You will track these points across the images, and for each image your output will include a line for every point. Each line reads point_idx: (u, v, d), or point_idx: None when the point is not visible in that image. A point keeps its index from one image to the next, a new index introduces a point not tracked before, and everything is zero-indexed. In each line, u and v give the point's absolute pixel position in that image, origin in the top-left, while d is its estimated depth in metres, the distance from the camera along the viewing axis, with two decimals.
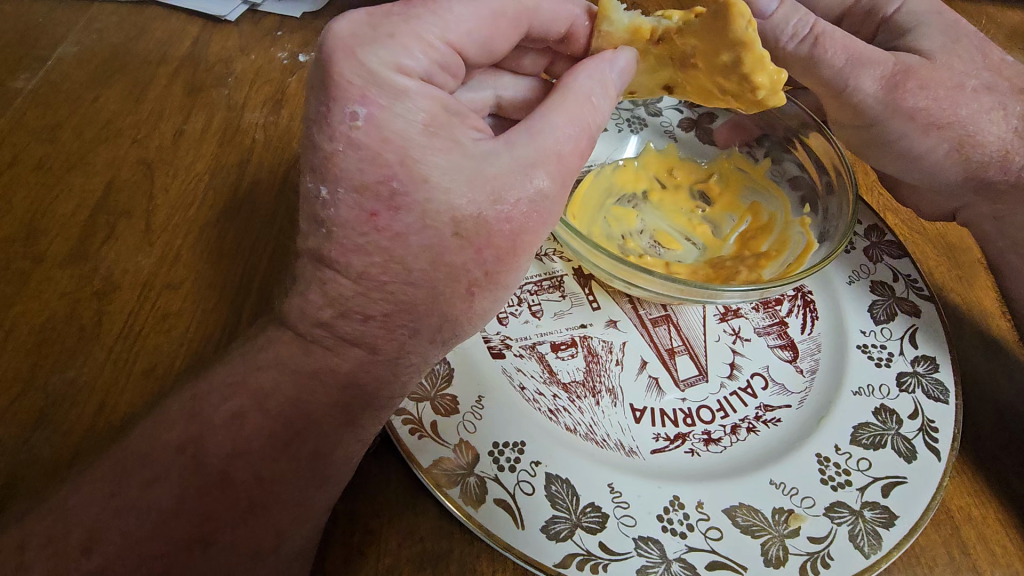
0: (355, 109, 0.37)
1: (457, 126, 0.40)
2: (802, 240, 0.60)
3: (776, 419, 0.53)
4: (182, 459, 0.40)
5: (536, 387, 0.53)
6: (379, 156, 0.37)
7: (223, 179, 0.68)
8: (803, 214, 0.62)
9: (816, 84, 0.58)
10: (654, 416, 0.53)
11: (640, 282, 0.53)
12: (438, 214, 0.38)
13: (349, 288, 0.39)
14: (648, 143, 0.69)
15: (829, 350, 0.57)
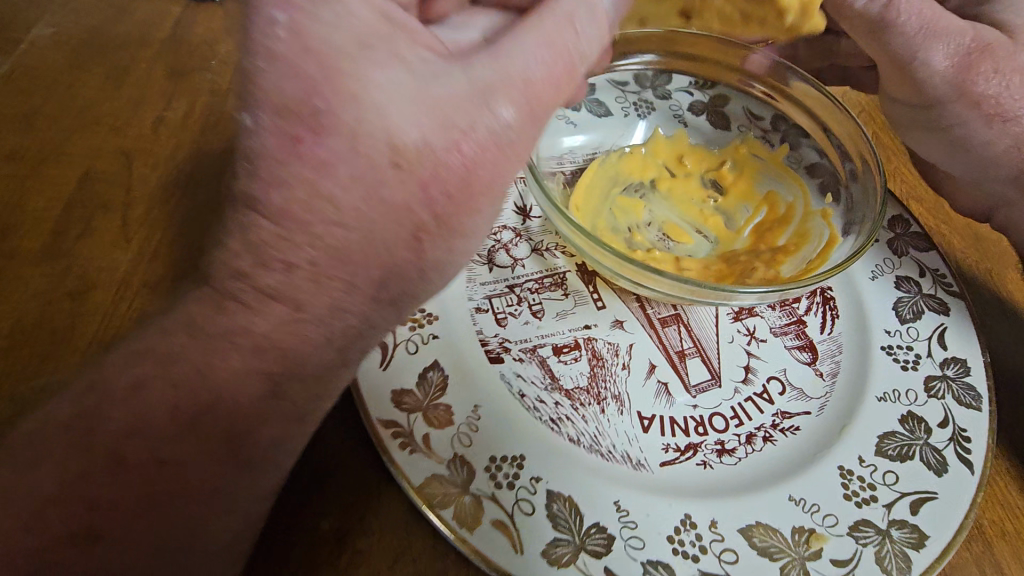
0: (279, 22, 0.32)
1: (402, 41, 0.35)
2: (824, 234, 0.55)
3: (794, 427, 0.50)
4: (74, 438, 0.35)
5: (537, 394, 0.49)
6: (302, 70, 0.32)
7: (192, 157, 0.64)
8: (825, 205, 0.58)
9: (879, 53, 0.55)
10: (663, 425, 0.49)
11: (646, 284, 0.48)
12: (372, 138, 0.33)
13: (269, 232, 0.33)
14: (657, 128, 0.64)
15: (851, 352, 0.53)
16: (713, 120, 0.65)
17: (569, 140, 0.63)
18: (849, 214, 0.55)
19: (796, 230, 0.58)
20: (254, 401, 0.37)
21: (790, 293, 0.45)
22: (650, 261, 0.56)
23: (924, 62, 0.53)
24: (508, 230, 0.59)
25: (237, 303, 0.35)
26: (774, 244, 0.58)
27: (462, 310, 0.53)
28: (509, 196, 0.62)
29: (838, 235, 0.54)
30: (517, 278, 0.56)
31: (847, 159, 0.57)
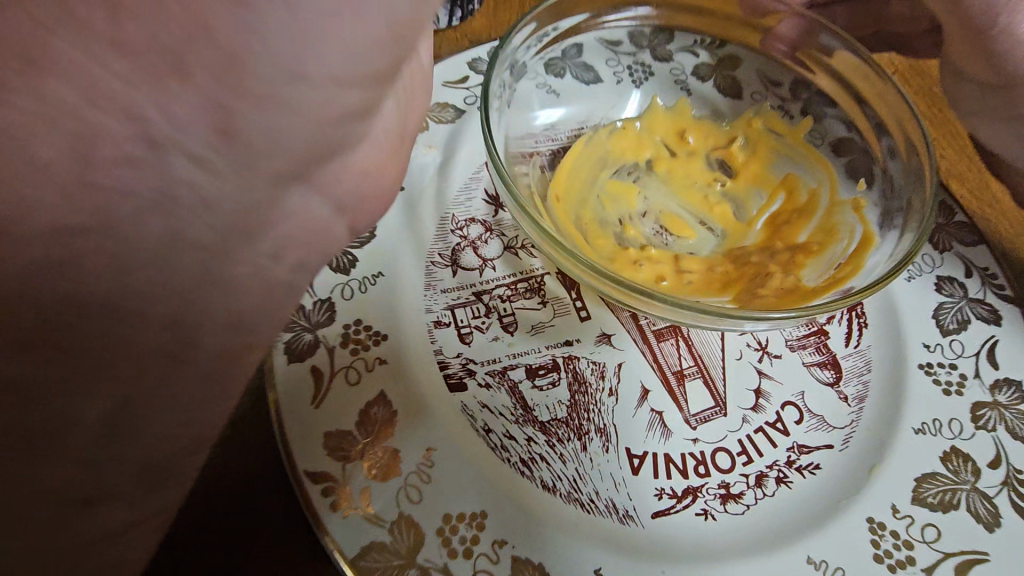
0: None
1: None
2: (855, 230, 0.45)
3: (813, 465, 0.42)
4: None
5: (505, 429, 0.41)
6: None
7: None
8: (856, 192, 0.48)
9: None
10: (657, 464, 0.41)
11: (634, 303, 0.39)
12: None
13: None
14: (654, 98, 0.55)
15: (882, 371, 0.45)
16: (721, 85, 0.55)
17: (550, 114, 0.53)
18: (887, 206, 0.45)
19: (821, 224, 0.48)
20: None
21: (813, 318, 0.36)
22: (642, 263, 0.47)
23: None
24: (476, 223, 0.50)
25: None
26: (793, 241, 0.48)
27: (416, 325, 0.44)
28: (478, 182, 0.52)
29: (874, 233, 0.44)
30: (485, 283, 0.47)
31: (884, 134, 0.47)
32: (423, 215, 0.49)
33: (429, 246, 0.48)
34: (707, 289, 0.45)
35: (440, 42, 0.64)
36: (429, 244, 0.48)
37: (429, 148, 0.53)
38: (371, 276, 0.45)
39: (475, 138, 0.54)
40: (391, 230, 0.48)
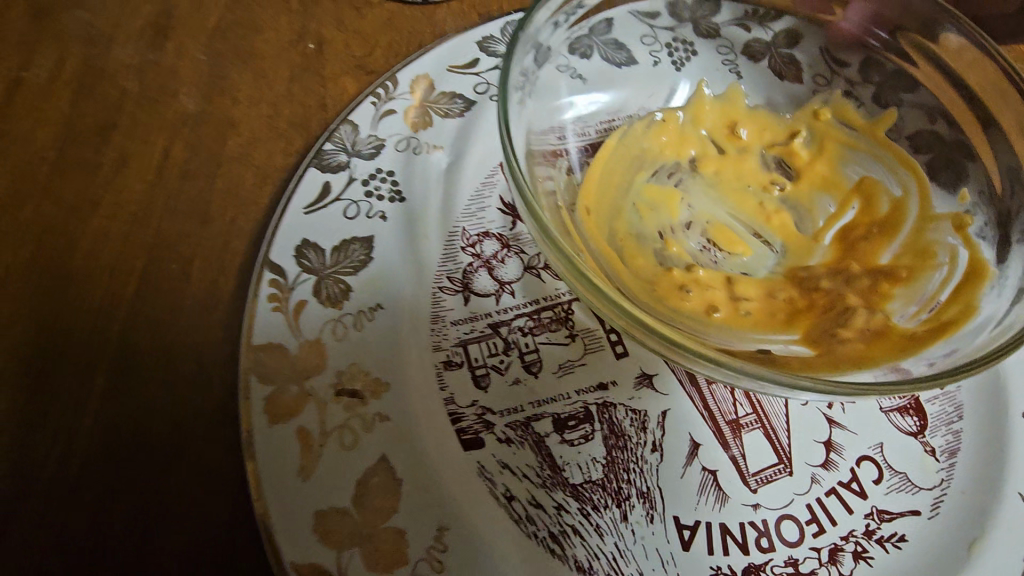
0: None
1: None
2: (958, 252, 0.37)
3: (897, 537, 0.35)
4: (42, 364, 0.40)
5: (530, 496, 0.35)
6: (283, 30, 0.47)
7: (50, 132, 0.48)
8: (957, 204, 0.39)
9: None
10: (711, 536, 0.35)
11: (690, 358, 0.32)
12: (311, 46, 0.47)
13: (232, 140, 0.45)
14: (701, 85, 0.46)
15: (979, 418, 0.38)
16: (777, 68, 0.47)
17: (576, 104, 0.45)
18: (1003, 226, 0.36)
19: (909, 245, 0.39)
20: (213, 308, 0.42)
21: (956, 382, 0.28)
22: (690, 290, 0.39)
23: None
24: (490, 239, 0.43)
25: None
26: (874, 262, 0.39)
27: (422, 366, 0.37)
28: (492, 187, 0.45)
29: (987, 260, 0.36)
30: (502, 313, 0.40)
31: (990, 128, 0.38)
32: (428, 231, 0.42)
33: (435, 269, 0.41)
34: (773, 326, 0.37)
35: (445, 15, 0.55)
36: (435, 266, 0.41)
37: (435, 147, 0.45)
38: (369, 309, 0.38)
39: (487, 135, 0.46)
40: (391, 250, 0.41)
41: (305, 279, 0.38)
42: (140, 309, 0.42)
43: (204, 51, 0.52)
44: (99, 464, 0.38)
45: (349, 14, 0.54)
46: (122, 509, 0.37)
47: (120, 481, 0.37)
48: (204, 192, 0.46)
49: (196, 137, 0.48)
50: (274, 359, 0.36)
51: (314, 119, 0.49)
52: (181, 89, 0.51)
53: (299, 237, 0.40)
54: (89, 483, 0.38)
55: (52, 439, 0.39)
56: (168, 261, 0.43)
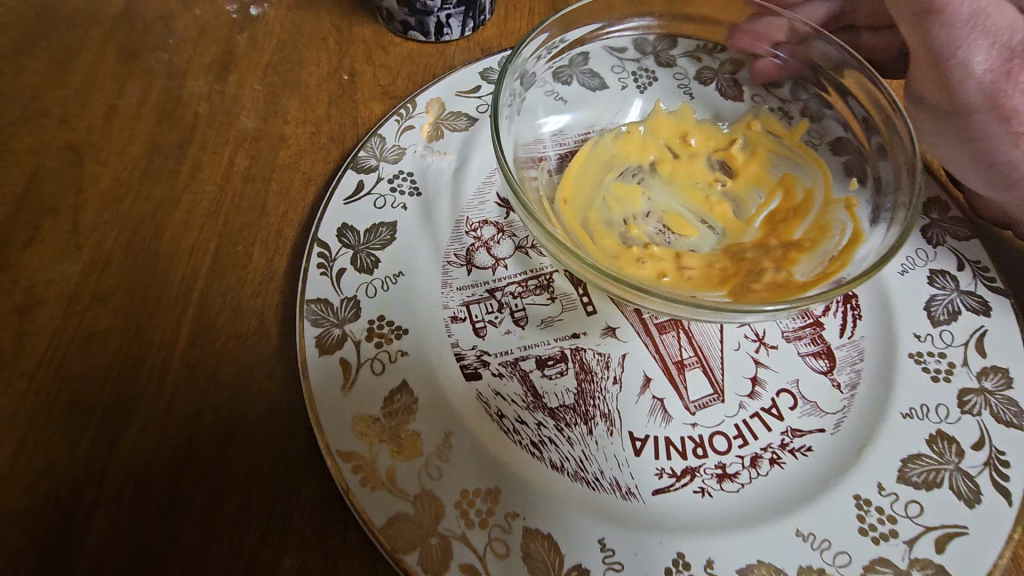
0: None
1: None
2: (846, 227, 0.48)
3: (805, 448, 0.44)
4: (131, 321, 0.49)
5: (517, 414, 0.45)
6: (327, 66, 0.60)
7: (140, 146, 0.60)
8: (849, 191, 0.50)
9: (917, 42, 0.47)
10: (658, 446, 0.44)
11: (638, 298, 0.42)
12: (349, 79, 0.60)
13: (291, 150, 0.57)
14: (658, 102, 0.58)
15: (874, 359, 0.48)
16: (721, 89, 0.58)
17: (556, 120, 0.57)
18: (876, 204, 0.47)
19: (814, 222, 0.51)
20: (271, 277, 0.52)
21: (810, 306, 0.38)
22: (645, 261, 0.50)
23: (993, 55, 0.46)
24: (489, 225, 0.54)
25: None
26: (788, 238, 0.51)
27: (435, 319, 0.48)
28: (491, 185, 0.56)
29: (863, 230, 0.46)
30: (498, 281, 0.51)
31: (874, 133, 0.49)
32: (439, 218, 0.53)
33: (445, 247, 0.52)
34: (705, 284, 0.47)
35: (454, 52, 0.68)
36: (446, 245, 0.52)
37: (446, 155, 0.57)
38: (392, 276, 0.49)
39: (487, 146, 0.58)
40: (411, 232, 0.52)
41: (344, 252, 0.50)
42: (214, 278, 0.52)
43: (260, 82, 0.65)
44: (182, 399, 0.46)
45: (376, 52, 0.67)
46: (200, 433, 0.45)
47: (198, 410, 0.46)
48: (262, 190, 0.57)
49: (254, 148, 0.60)
50: (322, 309, 0.47)
51: (348, 135, 0.61)
52: (242, 112, 0.62)
53: (340, 221, 0.51)
54: (174, 413, 0.45)
55: (137, 375, 0.47)
56: (235, 242, 0.54)
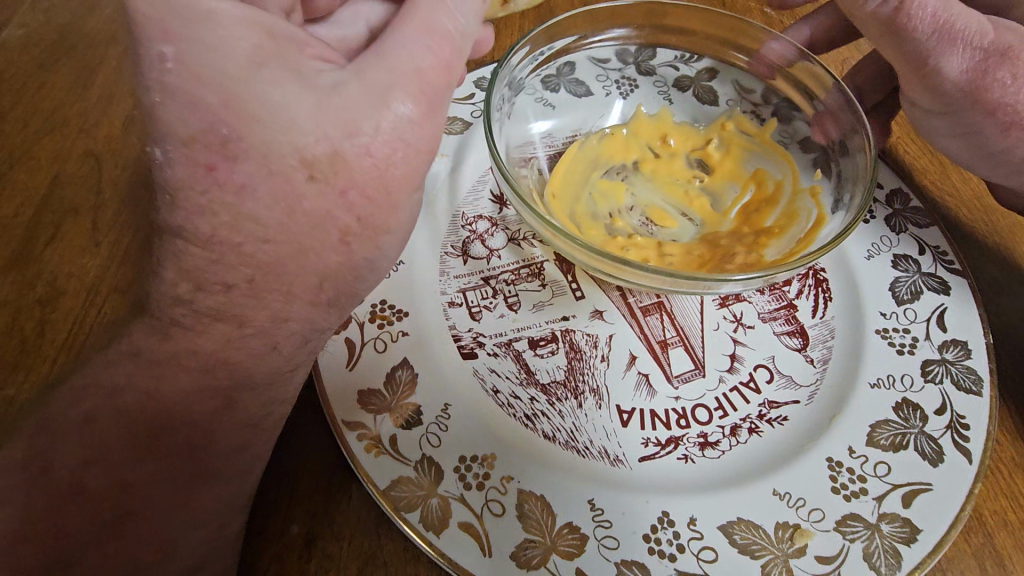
0: (163, 49, 0.34)
1: (294, 54, 0.37)
2: (812, 213, 0.54)
3: (781, 417, 0.47)
4: None
5: (511, 390, 0.48)
6: (199, 101, 0.35)
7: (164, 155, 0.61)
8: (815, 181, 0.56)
9: (895, 53, 0.52)
10: (643, 418, 0.47)
11: (622, 274, 0.46)
12: (281, 154, 0.36)
13: (202, 257, 0.38)
14: (640, 106, 0.62)
15: (844, 336, 0.51)
16: (699, 94, 0.63)
17: (545, 124, 0.61)
18: (838, 192, 0.52)
19: (784, 210, 0.56)
20: None
21: (776, 277, 0.43)
22: (630, 248, 0.54)
23: (935, 65, 0.51)
24: (484, 219, 0.58)
25: (180, 327, 0.40)
26: (760, 225, 0.56)
27: (434, 304, 0.52)
28: (485, 183, 0.60)
29: (826, 213, 0.52)
30: (492, 270, 0.55)
31: (837, 130, 0.54)
32: (438, 213, 0.57)
33: (443, 239, 0.56)
34: (686, 268, 0.52)
35: None
36: (444, 237, 0.56)
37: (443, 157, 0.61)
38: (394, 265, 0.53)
39: (481, 149, 0.62)
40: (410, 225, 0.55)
41: None
42: None
43: None
44: None
45: None
46: None
47: None
48: None
49: None
50: None
51: None
52: None
53: None
54: None
55: None
56: None
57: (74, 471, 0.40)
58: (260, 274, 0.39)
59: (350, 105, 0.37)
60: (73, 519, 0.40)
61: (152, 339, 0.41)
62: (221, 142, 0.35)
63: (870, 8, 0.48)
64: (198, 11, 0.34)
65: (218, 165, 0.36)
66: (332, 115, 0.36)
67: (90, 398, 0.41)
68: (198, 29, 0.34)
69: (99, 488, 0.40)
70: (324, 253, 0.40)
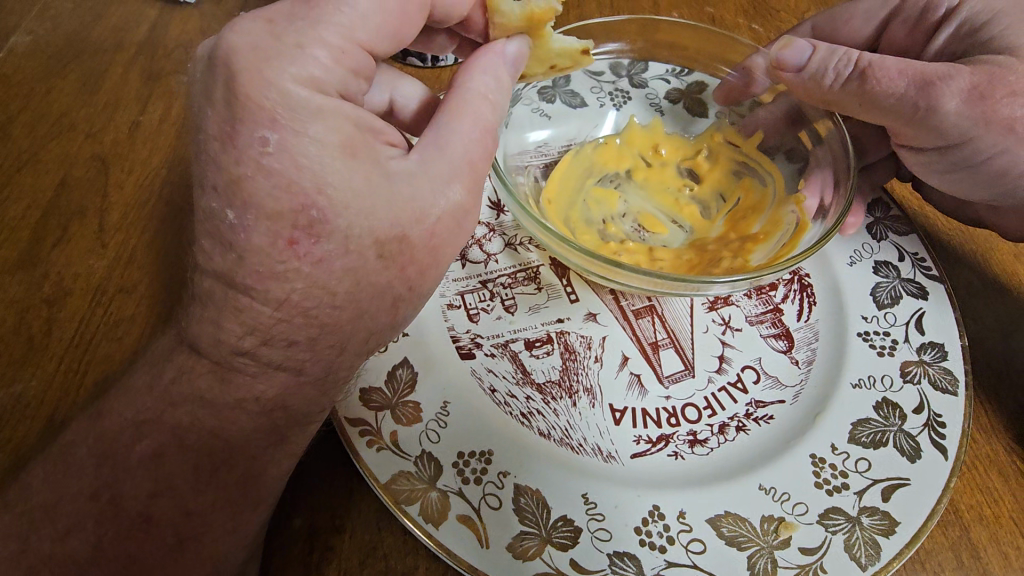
0: (266, 134, 0.34)
1: (373, 144, 0.37)
2: (795, 220, 0.56)
3: (767, 416, 0.49)
4: (160, 317, 0.53)
5: (508, 389, 0.49)
6: (293, 183, 0.34)
7: (167, 162, 0.62)
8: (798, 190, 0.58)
9: (884, 118, 0.52)
10: (635, 416, 0.49)
11: (617, 277, 0.48)
12: (361, 239, 0.36)
13: (269, 316, 0.37)
14: (632, 117, 0.65)
15: (827, 338, 0.53)
16: (689, 105, 0.65)
17: (541, 133, 0.63)
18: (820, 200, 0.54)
19: (769, 217, 0.58)
20: None
21: (760, 279, 0.45)
22: (621, 254, 0.56)
23: (931, 108, 0.50)
24: (482, 225, 0.59)
25: (241, 374, 0.39)
26: (747, 232, 0.59)
27: (434, 307, 0.53)
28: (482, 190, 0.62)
29: (808, 220, 0.54)
30: (490, 274, 0.56)
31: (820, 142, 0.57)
32: None
33: None
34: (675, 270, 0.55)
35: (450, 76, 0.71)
36: None
37: None
38: None
39: None
40: None
41: None
42: None
43: None
44: None
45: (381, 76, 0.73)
46: None
47: None
48: None
49: None
50: None
51: None
52: None
53: None
54: None
55: None
56: None
57: (142, 503, 0.39)
58: (325, 334, 0.38)
59: (418, 195, 0.38)
60: (143, 544, 0.39)
61: (214, 385, 0.39)
62: (309, 223, 0.35)
63: (839, 80, 0.51)
64: (304, 103, 0.34)
65: (300, 240, 0.35)
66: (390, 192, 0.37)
67: (155, 433, 0.39)
68: (303, 118, 0.34)
69: (166, 517, 0.39)
70: (378, 317, 0.39)
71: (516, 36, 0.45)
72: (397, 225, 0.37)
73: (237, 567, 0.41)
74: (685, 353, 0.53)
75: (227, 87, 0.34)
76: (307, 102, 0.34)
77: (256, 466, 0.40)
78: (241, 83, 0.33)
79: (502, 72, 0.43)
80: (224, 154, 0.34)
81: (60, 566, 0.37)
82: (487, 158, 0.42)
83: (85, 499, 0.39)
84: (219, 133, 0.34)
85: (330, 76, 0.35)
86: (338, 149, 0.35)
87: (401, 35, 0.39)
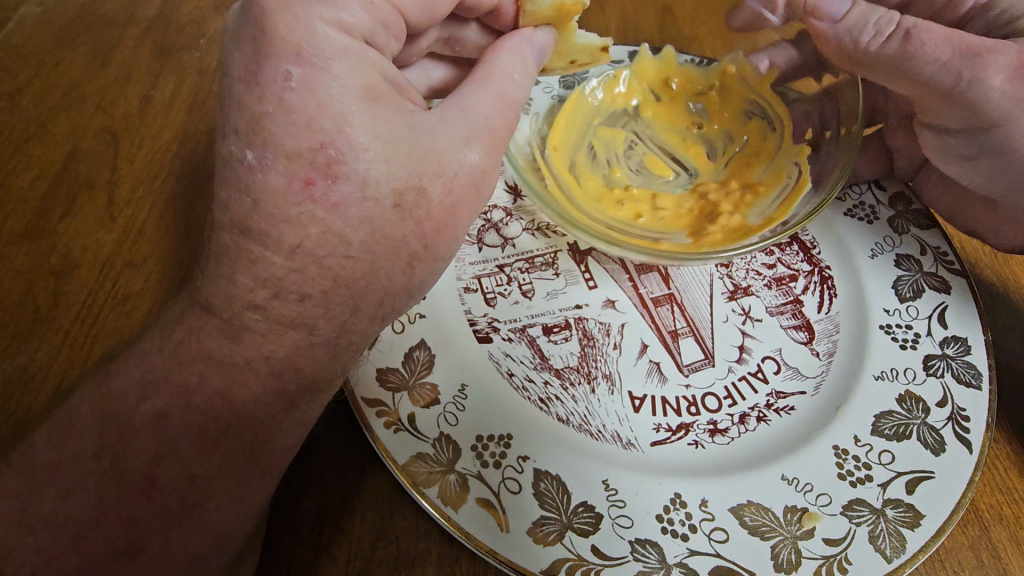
0: (289, 68, 0.33)
1: (396, 98, 0.37)
2: (797, 174, 0.56)
3: (789, 407, 0.48)
4: (171, 293, 0.52)
5: (525, 374, 0.48)
6: (312, 121, 0.34)
7: (177, 138, 0.61)
8: (803, 141, 0.57)
9: (914, 86, 0.52)
10: (655, 404, 0.48)
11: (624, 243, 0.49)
12: (379, 184, 0.35)
13: (281, 265, 0.36)
14: (644, 49, 0.64)
15: (849, 331, 0.52)
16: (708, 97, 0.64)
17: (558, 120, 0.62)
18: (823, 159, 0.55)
19: (772, 167, 0.58)
20: None
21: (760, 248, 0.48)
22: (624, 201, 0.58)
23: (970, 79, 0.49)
24: (499, 209, 0.58)
25: (252, 332, 0.38)
26: (749, 179, 0.58)
27: (449, 289, 0.52)
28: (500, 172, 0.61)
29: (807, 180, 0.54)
30: (506, 259, 0.55)
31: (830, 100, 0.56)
32: None
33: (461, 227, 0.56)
34: (676, 222, 0.56)
35: None
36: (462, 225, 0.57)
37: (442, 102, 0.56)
38: None
39: None
40: None
41: None
42: None
43: None
44: None
45: None
46: None
47: None
48: None
49: None
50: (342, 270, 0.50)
51: None
52: None
53: None
54: None
55: None
56: None
57: (149, 465, 0.37)
58: (338, 292, 0.37)
59: (438, 148, 0.37)
60: (148, 503, 0.37)
61: (224, 344, 0.38)
62: (326, 162, 0.34)
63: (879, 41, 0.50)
64: (328, 41, 0.34)
65: (317, 180, 0.34)
66: (409, 149, 0.36)
67: (163, 393, 0.38)
68: (327, 55, 0.34)
69: (172, 480, 0.37)
70: (393, 275, 0.38)
71: (544, 28, 0.45)
72: (411, 175, 0.36)
73: (245, 538, 0.40)
74: (703, 338, 0.52)
75: (254, 28, 0.33)
76: (331, 39, 0.34)
77: (265, 431, 0.39)
78: (269, 19, 0.33)
79: (530, 58, 0.42)
80: (246, 94, 0.34)
81: (62, 530, 0.36)
82: (509, 129, 0.41)
83: (93, 459, 0.37)
84: (243, 73, 0.34)
85: (359, 22, 0.35)
86: (359, 91, 0.35)
87: (434, 6, 0.40)
